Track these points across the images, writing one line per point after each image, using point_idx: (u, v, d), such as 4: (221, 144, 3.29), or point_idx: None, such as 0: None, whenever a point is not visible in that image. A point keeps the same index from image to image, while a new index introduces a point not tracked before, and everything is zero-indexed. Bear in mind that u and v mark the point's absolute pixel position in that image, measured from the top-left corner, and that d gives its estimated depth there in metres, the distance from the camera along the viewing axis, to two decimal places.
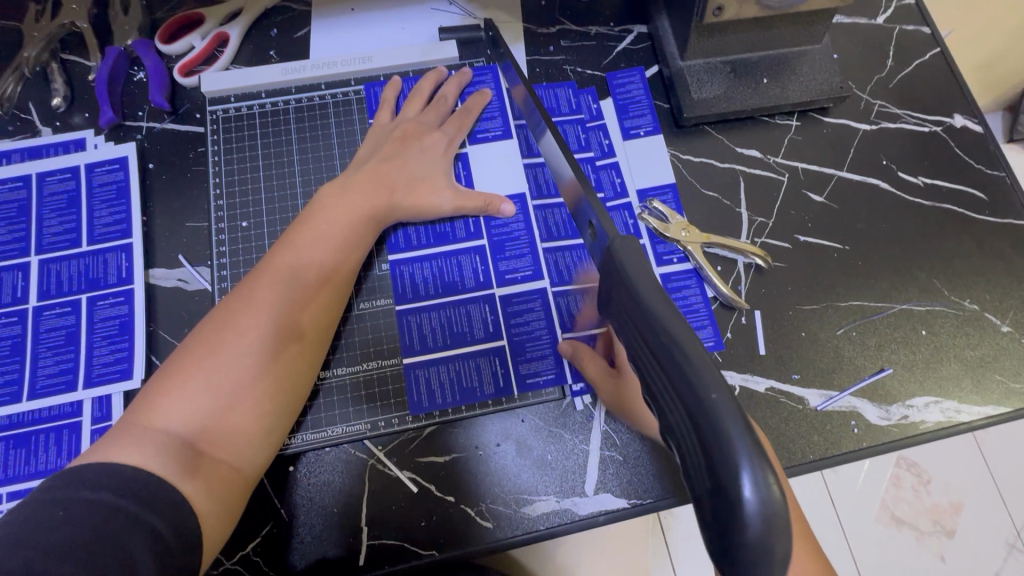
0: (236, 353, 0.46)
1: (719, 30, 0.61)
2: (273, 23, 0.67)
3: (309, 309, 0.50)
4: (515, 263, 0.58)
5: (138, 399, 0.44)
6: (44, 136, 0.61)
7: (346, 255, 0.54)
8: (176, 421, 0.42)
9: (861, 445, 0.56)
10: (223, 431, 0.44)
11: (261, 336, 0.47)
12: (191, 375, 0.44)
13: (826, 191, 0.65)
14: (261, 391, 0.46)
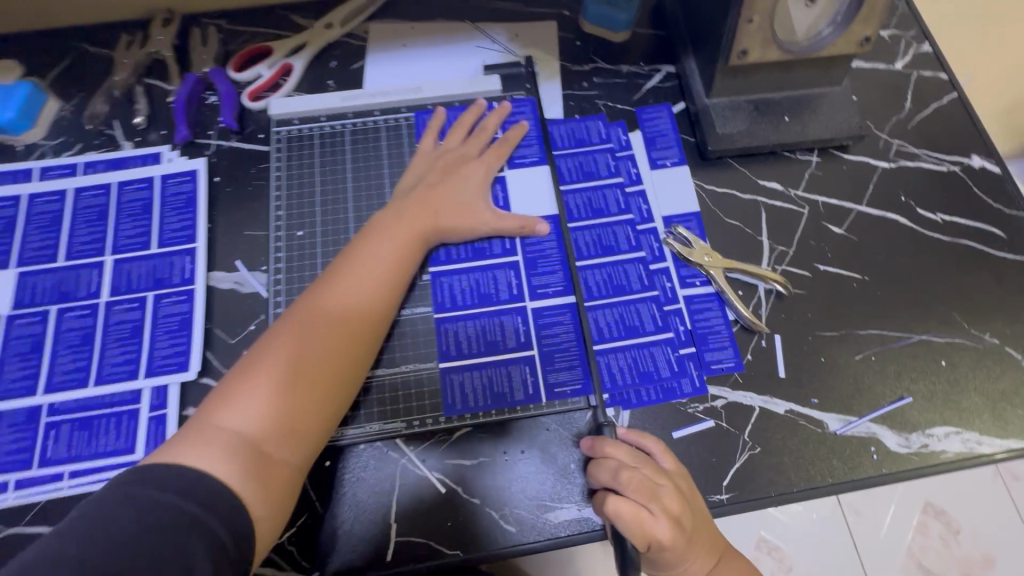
0: (297, 361, 0.49)
1: (743, 71, 0.65)
2: (333, 56, 0.74)
3: (362, 322, 0.54)
4: (547, 279, 0.62)
5: (203, 404, 0.47)
6: (125, 150, 0.68)
7: (396, 273, 0.57)
8: (239, 424, 0.45)
9: (881, 471, 0.57)
10: (282, 438, 0.47)
11: (319, 347, 0.50)
12: (256, 383, 0.47)
13: (845, 224, 0.67)
14: (317, 398, 0.49)
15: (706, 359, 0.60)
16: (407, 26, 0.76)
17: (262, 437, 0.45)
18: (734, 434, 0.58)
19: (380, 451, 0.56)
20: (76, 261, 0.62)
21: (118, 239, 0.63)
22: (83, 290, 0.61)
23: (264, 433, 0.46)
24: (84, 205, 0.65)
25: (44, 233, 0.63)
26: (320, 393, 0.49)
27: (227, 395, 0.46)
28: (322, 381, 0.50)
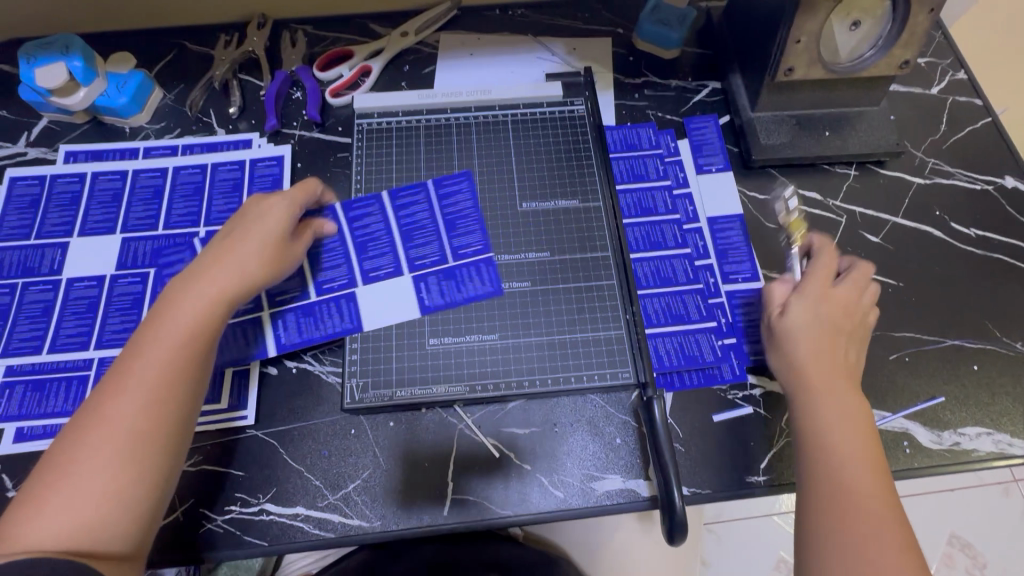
0: (94, 449, 0.45)
1: (787, 88, 0.71)
2: (406, 61, 0.82)
3: (162, 395, 0.49)
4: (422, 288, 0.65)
5: (4, 520, 0.44)
6: (219, 135, 0.76)
7: (194, 336, 0.52)
8: (42, 536, 0.42)
9: (913, 464, 0.60)
10: (102, 529, 0.44)
11: (119, 430, 0.46)
12: (48, 493, 0.44)
13: (882, 233, 0.71)
14: (120, 482, 0.45)
15: (746, 351, 0.64)
16: (475, 38, 0.83)
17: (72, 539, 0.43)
18: (771, 421, 0.61)
19: (441, 415, 0.61)
20: (173, 231, 0.69)
21: (211, 213, 0.70)
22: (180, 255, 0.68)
23: (89, 538, 0.43)
24: (183, 182, 0.72)
25: (147, 204, 0.71)
26: (135, 475, 0.46)
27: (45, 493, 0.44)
28: (142, 458, 0.47)
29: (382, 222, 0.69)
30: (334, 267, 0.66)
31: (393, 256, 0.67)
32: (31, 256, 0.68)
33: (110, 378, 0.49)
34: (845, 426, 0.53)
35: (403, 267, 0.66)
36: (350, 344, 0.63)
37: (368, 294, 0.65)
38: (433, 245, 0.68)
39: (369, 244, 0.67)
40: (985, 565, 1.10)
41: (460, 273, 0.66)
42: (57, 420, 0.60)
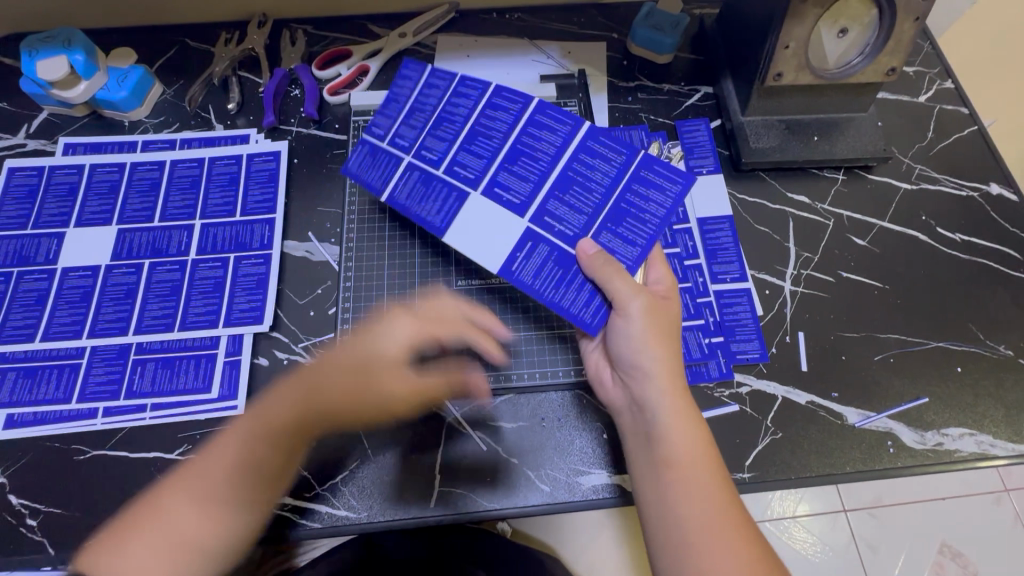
0: (161, 555, 0.48)
1: (777, 93, 0.72)
2: (404, 61, 0.83)
3: (236, 510, 0.51)
4: (557, 221, 0.58)
5: (107, 541, 0.50)
6: (218, 130, 0.77)
7: (287, 449, 0.53)
8: (122, 567, 0.47)
9: (896, 463, 0.60)
10: (191, 547, 0.49)
11: (189, 545, 0.49)
12: (140, 538, 0.49)
13: (868, 236, 0.72)
14: (180, 567, 0.48)
15: (732, 349, 0.65)
16: (472, 40, 0.84)
17: (159, 554, 0.48)
18: (757, 419, 0.62)
19: (430, 408, 0.62)
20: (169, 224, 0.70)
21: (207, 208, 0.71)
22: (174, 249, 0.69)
23: (187, 552, 0.49)
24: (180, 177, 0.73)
25: (143, 196, 0.71)
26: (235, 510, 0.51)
27: (145, 518, 0.50)
28: (257, 495, 0.52)
29: (466, 112, 0.62)
30: (436, 142, 0.62)
31: (487, 163, 0.60)
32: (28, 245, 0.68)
33: (178, 479, 0.51)
34: (680, 427, 0.52)
35: (529, 207, 0.59)
36: (341, 337, 0.63)
37: (477, 205, 0.59)
38: (584, 215, 0.58)
39: (522, 156, 0.60)
40: (976, 574, 1.10)
41: (554, 270, 0.57)
42: (47, 408, 0.60)
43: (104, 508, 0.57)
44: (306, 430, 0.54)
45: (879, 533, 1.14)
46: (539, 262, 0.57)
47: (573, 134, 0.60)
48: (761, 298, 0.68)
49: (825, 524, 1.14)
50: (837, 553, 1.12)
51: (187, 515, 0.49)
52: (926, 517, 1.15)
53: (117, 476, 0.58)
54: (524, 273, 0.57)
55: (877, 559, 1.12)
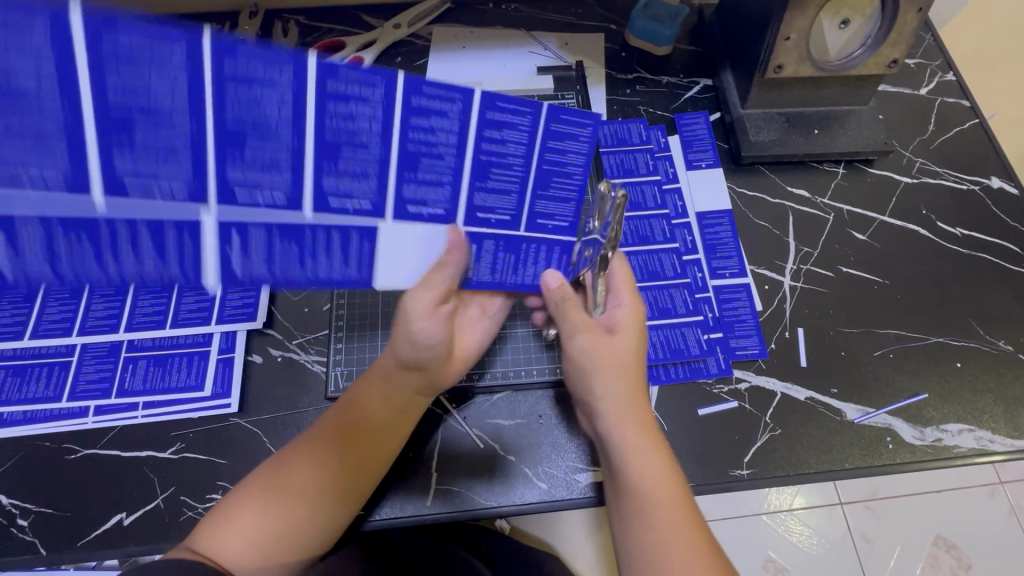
0: (249, 522, 0.46)
1: (778, 85, 0.71)
2: (399, 53, 0.82)
3: (327, 486, 0.49)
4: (494, 200, 0.47)
5: (215, 508, 0.48)
6: None
7: (381, 431, 0.52)
8: (237, 540, 0.45)
9: (895, 459, 0.60)
10: (291, 533, 0.47)
11: (264, 511, 0.47)
12: (243, 510, 0.47)
13: (869, 231, 0.72)
14: (272, 545, 0.46)
15: (731, 346, 0.64)
16: (468, 31, 0.83)
17: (264, 536, 0.46)
18: (756, 415, 0.62)
19: (427, 406, 0.61)
20: None
21: (121, 137, 0.35)
22: (122, 240, 0.39)
23: (280, 539, 0.47)
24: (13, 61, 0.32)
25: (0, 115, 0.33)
26: (329, 504, 0.49)
27: (253, 496, 0.47)
28: (348, 487, 0.50)
29: (291, 119, 0.38)
30: (353, 179, 0.42)
31: (378, 181, 0.42)
32: (64, 257, 0.38)
33: (303, 448, 0.50)
34: (639, 455, 0.49)
35: (457, 213, 0.46)
36: (335, 333, 0.63)
37: (387, 234, 0.45)
38: (512, 193, 0.47)
39: (423, 160, 0.43)
40: (970, 566, 1.10)
41: (525, 248, 0.51)
42: (38, 406, 0.59)
43: (97, 507, 0.56)
44: (387, 425, 0.53)
45: (875, 526, 1.15)
46: (484, 252, 0.49)
47: (476, 110, 0.42)
48: (760, 293, 0.68)
49: (821, 518, 1.15)
50: (833, 547, 1.12)
51: (308, 493, 0.48)
52: (922, 511, 1.15)
53: (110, 475, 0.58)
54: (500, 274, 0.52)
55: (873, 552, 1.12)
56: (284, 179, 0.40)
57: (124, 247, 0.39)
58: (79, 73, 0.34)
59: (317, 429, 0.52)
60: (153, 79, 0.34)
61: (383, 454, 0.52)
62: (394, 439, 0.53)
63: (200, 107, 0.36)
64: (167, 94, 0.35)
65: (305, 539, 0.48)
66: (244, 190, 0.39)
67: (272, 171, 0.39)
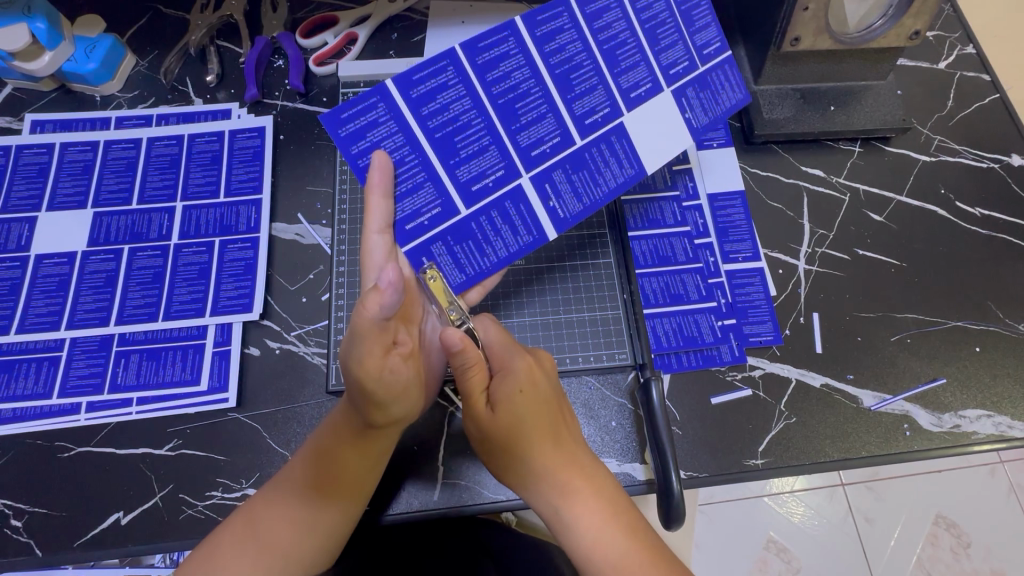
0: (238, 559, 0.46)
1: (793, 60, 0.68)
2: (395, 28, 0.77)
3: (310, 519, 0.48)
4: (672, 53, 0.56)
5: (203, 545, 0.47)
6: (196, 105, 0.71)
7: (353, 466, 0.49)
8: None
9: (912, 446, 0.59)
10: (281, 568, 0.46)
11: (253, 549, 0.46)
12: (230, 550, 0.46)
13: (886, 212, 0.69)
14: None
15: (745, 332, 0.62)
16: (467, 4, 0.78)
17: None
18: (769, 403, 0.60)
19: (433, 400, 0.59)
20: (440, 223, 0.52)
21: (452, 155, 0.51)
22: (490, 232, 0.54)
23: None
24: (386, 132, 0.50)
25: (398, 184, 0.50)
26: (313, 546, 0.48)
27: (233, 544, 0.47)
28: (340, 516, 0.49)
29: (527, 70, 0.52)
30: (537, 124, 0.53)
31: (645, 63, 0.55)
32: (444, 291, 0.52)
33: (284, 486, 0.49)
34: (569, 516, 0.47)
35: (661, 79, 0.56)
36: (335, 325, 0.60)
37: (638, 123, 0.56)
38: (678, 44, 0.56)
39: (617, 52, 0.54)
40: (970, 544, 1.11)
41: (712, 78, 0.57)
42: (28, 403, 0.57)
43: (92, 507, 0.55)
44: (360, 467, 0.50)
45: (877, 507, 1.14)
46: (690, 96, 0.57)
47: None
48: (774, 277, 0.66)
49: (824, 501, 1.14)
50: (836, 528, 1.12)
51: (283, 544, 0.47)
52: (928, 493, 1.15)
53: (106, 473, 0.56)
54: (703, 114, 0.57)
55: (875, 533, 1.12)
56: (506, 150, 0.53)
57: (492, 237, 0.54)
58: (407, 131, 0.50)
59: (289, 468, 0.50)
60: (376, 138, 0.49)
61: (361, 493, 0.50)
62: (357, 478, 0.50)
63: (414, 134, 0.50)
64: (393, 149, 0.50)
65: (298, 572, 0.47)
66: (410, 220, 0.51)
67: (484, 154, 0.52)
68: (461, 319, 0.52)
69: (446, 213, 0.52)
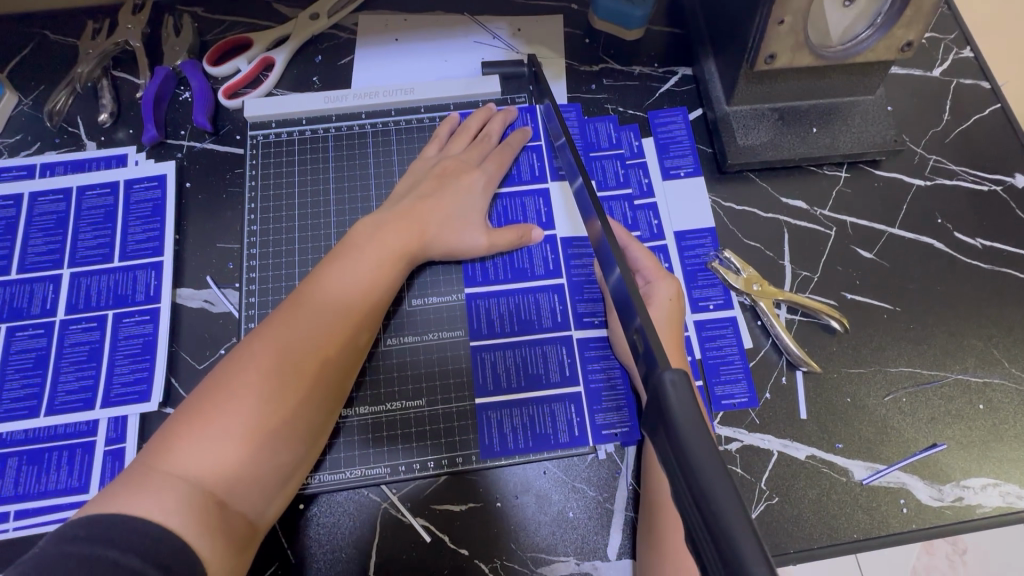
0: (227, 405, 0.42)
1: (770, 77, 0.59)
2: (319, 50, 0.67)
3: (267, 435, 0.42)
4: None
5: (156, 437, 0.41)
6: (88, 151, 0.62)
7: (371, 293, 0.50)
8: (193, 464, 0.39)
9: (910, 526, 0.52)
10: (246, 457, 0.41)
11: (237, 398, 0.42)
12: (215, 406, 0.41)
13: (877, 247, 0.61)
14: (234, 435, 0.41)
15: (716, 394, 0.55)
16: (400, 18, 0.69)
17: (221, 477, 0.40)
18: (748, 481, 0.53)
19: (362, 496, 0.51)
20: (543, 339, 0.55)
21: (509, 297, 0.56)
22: (536, 314, 0.56)
23: (229, 481, 0.40)
24: (490, 303, 0.56)
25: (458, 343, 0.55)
26: (272, 467, 0.43)
27: (225, 388, 0.42)
28: (287, 452, 0.44)
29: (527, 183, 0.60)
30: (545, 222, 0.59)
31: (545, 149, 0.62)
32: (494, 378, 0.54)
33: (268, 324, 0.46)
34: None
35: (547, 173, 0.61)
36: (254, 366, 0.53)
37: (560, 193, 0.60)
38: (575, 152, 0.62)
39: (615, 161, 0.63)
40: None
41: (547, 152, 0.61)
42: None
43: None
44: (347, 314, 0.48)
45: None
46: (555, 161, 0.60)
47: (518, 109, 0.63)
48: (750, 327, 0.58)
49: None
50: None
51: (260, 379, 0.43)
52: None
53: None
54: (551, 169, 0.61)
55: None
56: None
57: (538, 317, 0.55)
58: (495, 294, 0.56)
59: (286, 306, 0.47)
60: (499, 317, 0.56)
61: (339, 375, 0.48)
62: (339, 372, 0.48)
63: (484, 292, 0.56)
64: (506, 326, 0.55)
65: (245, 495, 0.41)
66: (505, 379, 0.54)
67: (570, 280, 0.57)
68: (402, 347, 0.54)
69: (554, 340, 0.55)
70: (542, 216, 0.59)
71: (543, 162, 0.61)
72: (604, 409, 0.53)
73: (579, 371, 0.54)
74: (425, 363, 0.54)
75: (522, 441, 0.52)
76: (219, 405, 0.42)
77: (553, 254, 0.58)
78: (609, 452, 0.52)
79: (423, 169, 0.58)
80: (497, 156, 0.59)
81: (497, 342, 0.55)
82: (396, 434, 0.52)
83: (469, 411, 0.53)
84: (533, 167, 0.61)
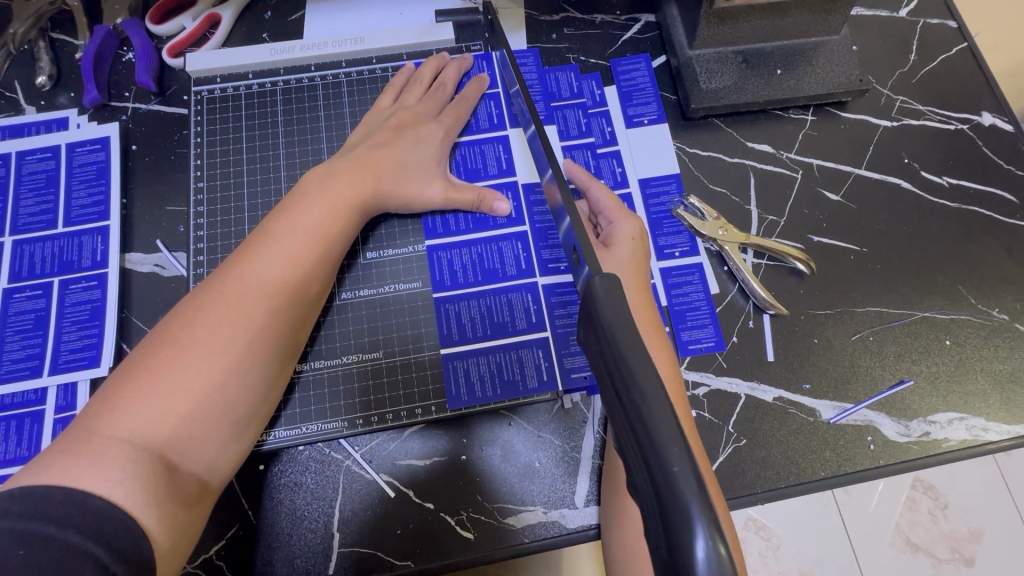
0: (173, 362, 0.39)
1: (731, 17, 0.58)
2: (267, 5, 0.64)
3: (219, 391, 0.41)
4: None
5: (93, 399, 0.38)
6: (27, 115, 0.59)
7: (322, 248, 0.48)
8: (140, 424, 0.37)
9: (877, 462, 0.52)
10: (198, 415, 0.39)
11: (184, 356, 0.40)
12: (159, 364, 0.39)
13: (843, 190, 0.61)
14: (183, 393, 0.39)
15: (683, 340, 0.54)
16: None
17: (171, 436, 0.38)
18: (716, 425, 0.52)
19: (322, 453, 0.50)
20: (507, 287, 0.54)
21: (471, 248, 0.55)
22: (499, 262, 0.55)
23: (180, 438, 0.38)
24: (452, 254, 0.55)
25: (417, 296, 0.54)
26: (225, 425, 0.41)
27: (169, 346, 0.40)
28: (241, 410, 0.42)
29: (485, 130, 0.59)
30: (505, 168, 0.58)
31: (501, 95, 0.60)
32: (460, 328, 0.53)
33: (214, 281, 0.44)
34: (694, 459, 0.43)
35: (505, 119, 0.59)
36: None
37: (518, 139, 0.59)
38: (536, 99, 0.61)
39: (576, 108, 0.62)
40: None
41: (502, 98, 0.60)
42: None
43: None
44: (297, 269, 0.47)
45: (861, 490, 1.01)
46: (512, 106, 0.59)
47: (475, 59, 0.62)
48: (716, 273, 0.57)
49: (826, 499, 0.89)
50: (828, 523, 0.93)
51: (209, 336, 0.41)
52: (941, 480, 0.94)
53: None
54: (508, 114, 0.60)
55: None
56: (495, 180, 0.58)
57: (500, 265, 0.55)
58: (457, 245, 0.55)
59: (232, 262, 0.45)
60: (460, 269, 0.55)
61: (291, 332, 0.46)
62: (290, 328, 0.46)
63: (445, 243, 0.55)
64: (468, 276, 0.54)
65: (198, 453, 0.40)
66: (465, 329, 0.53)
67: (533, 228, 0.56)
68: (356, 299, 0.54)
69: (518, 288, 0.54)
70: (502, 163, 0.58)
71: (500, 109, 0.60)
72: (572, 353, 0.52)
73: (545, 317, 0.53)
74: (385, 315, 0.53)
75: (489, 389, 0.51)
76: (161, 365, 0.39)
77: (516, 203, 0.57)
78: (576, 401, 0.52)
79: (378, 121, 0.56)
80: (454, 109, 0.58)
81: (459, 294, 0.54)
82: (355, 387, 0.51)
83: (434, 361, 0.52)
84: (491, 116, 0.60)
